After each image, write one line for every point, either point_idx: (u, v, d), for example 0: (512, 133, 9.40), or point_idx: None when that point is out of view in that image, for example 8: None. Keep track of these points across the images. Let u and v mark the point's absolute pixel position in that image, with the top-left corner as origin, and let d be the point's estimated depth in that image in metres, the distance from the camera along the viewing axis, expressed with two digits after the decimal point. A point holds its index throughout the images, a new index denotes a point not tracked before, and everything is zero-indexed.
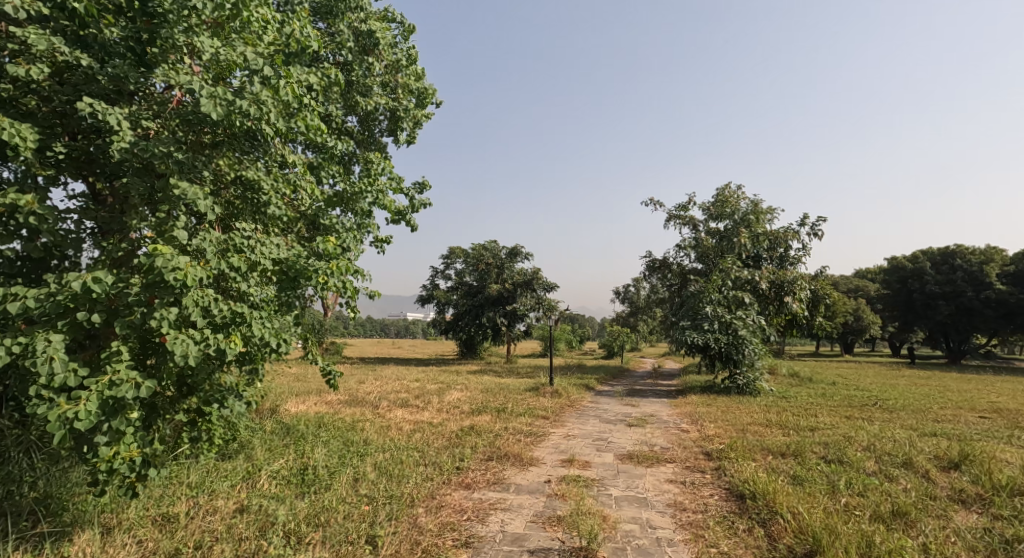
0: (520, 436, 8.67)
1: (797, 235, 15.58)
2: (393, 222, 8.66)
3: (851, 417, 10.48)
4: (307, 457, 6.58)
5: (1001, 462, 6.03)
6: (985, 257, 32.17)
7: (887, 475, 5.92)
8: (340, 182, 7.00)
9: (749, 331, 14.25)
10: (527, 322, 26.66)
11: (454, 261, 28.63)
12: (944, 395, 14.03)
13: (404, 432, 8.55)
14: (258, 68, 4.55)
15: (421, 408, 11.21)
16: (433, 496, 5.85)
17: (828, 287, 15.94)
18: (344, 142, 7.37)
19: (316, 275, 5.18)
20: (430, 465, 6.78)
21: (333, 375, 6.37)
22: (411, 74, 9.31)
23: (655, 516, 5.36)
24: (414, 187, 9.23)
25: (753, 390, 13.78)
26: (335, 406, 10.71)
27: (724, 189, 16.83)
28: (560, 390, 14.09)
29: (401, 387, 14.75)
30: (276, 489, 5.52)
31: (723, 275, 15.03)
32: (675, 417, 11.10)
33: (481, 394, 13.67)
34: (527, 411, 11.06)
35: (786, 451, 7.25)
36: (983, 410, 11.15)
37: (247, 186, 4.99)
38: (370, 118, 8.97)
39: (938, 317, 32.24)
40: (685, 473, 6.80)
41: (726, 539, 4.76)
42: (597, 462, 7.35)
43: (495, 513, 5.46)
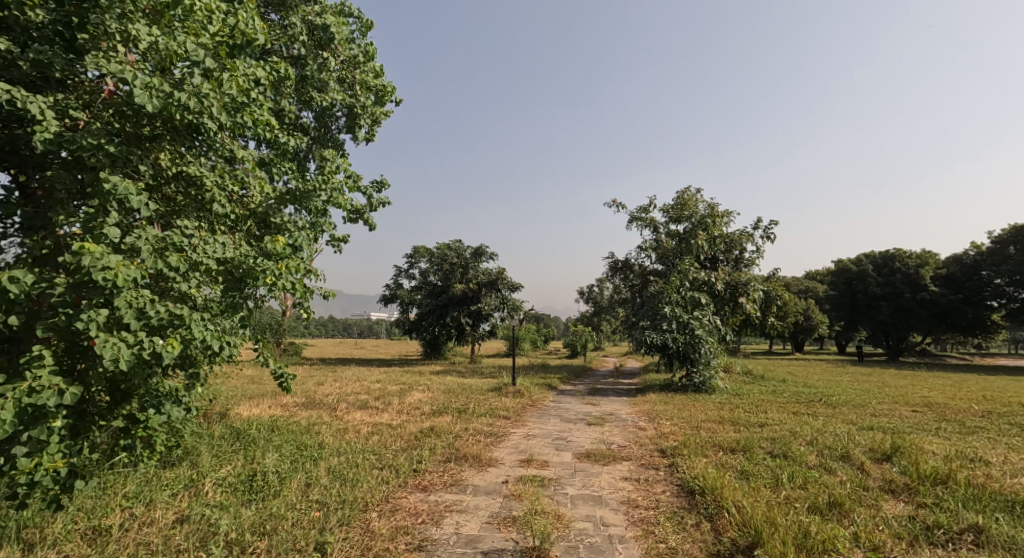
0: (480, 437, 8.66)
1: (751, 238, 16.15)
2: (351, 221, 8.48)
3: (798, 412, 10.95)
4: (257, 463, 6.36)
5: (928, 453, 6.42)
6: (921, 260, 34.23)
7: (827, 468, 6.22)
8: (293, 180, 6.77)
9: (705, 331, 14.65)
10: (491, 322, 26.68)
11: (418, 261, 28.32)
12: (883, 391, 14.83)
13: (362, 434, 8.40)
14: (199, 60, 4.35)
15: (381, 409, 11.01)
16: (387, 500, 5.75)
17: (779, 289, 16.60)
18: (298, 138, 7.14)
19: (264, 276, 4.99)
20: (386, 467, 6.68)
21: (286, 378, 6.21)
22: (369, 70, 9.10)
23: (608, 513, 5.45)
24: (372, 186, 9.09)
25: (708, 388, 14.23)
26: (292, 409, 10.42)
27: (682, 193, 17.23)
28: (522, 390, 14.14)
29: (361, 388, 14.47)
30: (219, 497, 5.31)
31: (682, 276, 15.40)
32: (633, 416, 11.32)
33: (444, 395, 13.59)
34: (488, 412, 11.03)
35: (735, 446, 7.52)
36: (914, 404, 11.89)
37: (189, 182, 4.87)
38: (326, 113, 8.72)
39: (879, 317, 34.18)
40: (640, 470, 6.94)
41: (675, 534, 4.89)
42: (555, 462, 7.40)
43: (450, 516, 5.42)
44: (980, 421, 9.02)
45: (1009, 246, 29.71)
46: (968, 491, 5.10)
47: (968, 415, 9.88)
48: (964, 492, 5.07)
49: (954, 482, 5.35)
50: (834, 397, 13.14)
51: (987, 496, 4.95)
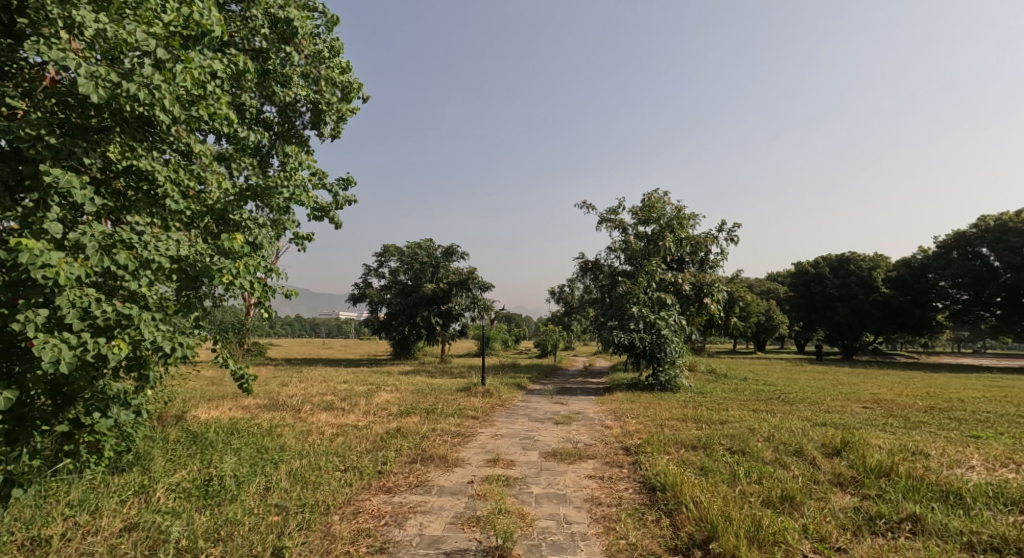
0: (447, 437, 8.62)
1: (716, 240, 16.59)
2: (315, 219, 8.31)
3: (758, 410, 11.27)
4: (214, 467, 6.17)
5: (874, 447, 6.72)
6: (873, 264, 35.87)
7: (781, 463, 6.44)
8: (253, 176, 6.55)
9: (671, 330, 14.93)
10: (461, 322, 26.56)
11: (388, 260, 28.00)
12: (837, 389, 15.39)
13: (325, 436, 8.25)
14: (150, 50, 4.17)
15: (347, 411, 10.82)
16: (350, 502, 5.66)
17: (742, 290, 17.10)
18: (260, 133, 6.93)
19: (221, 275, 4.83)
20: (349, 470, 6.57)
21: (247, 379, 6.07)
22: (335, 66, 8.97)
23: (571, 511, 5.50)
24: (338, 183, 8.93)
25: (674, 386, 14.55)
26: (253, 411, 10.15)
27: (650, 195, 17.56)
28: (491, 390, 14.14)
29: (327, 389, 14.23)
30: (172, 503, 5.13)
31: (649, 277, 15.67)
32: (600, 414, 11.49)
33: (413, 395, 13.47)
34: (457, 412, 11.01)
35: (697, 443, 7.70)
36: (866, 401, 12.42)
37: (141, 176, 4.69)
38: (289, 108, 8.49)
39: (835, 317, 35.58)
40: (604, 468, 7.04)
41: (635, 530, 4.97)
42: (521, 462, 7.42)
43: (413, 517, 5.38)
44: (922, 416, 9.53)
45: (952, 251, 31.31)
46: (908, 483, 5.36)
47: (912, 411, 10.40)
48: (906, 484, 5.33)
49: (897, 474, 5.60)
50: (792, 395, 13.58)
51: (926, 487, 5.21)
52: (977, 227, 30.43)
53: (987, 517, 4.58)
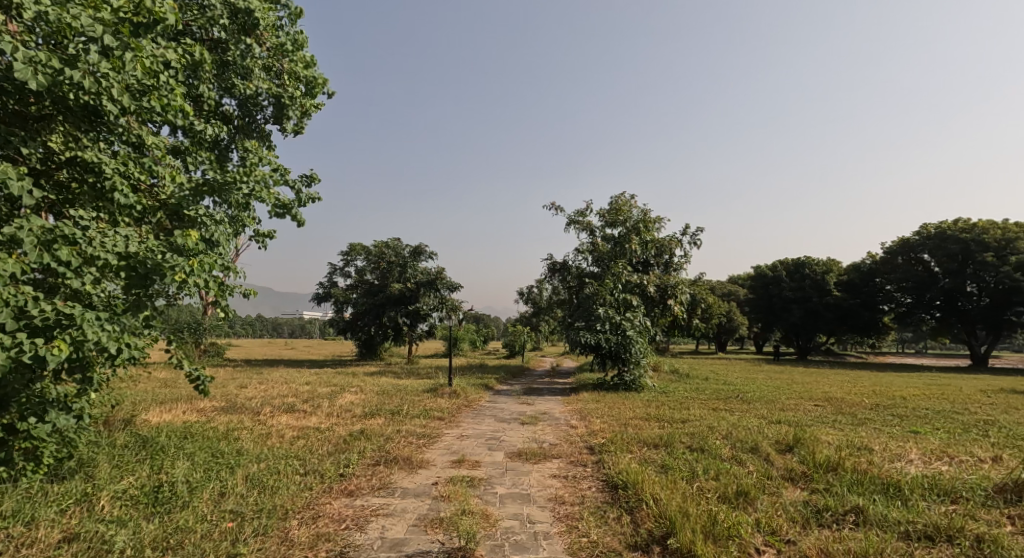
0: (412, 439, 8.54)
1: (680, 243, 16.98)
2: (277, 216, 8.10)
3: (717, 409, 11.59)
4: (164, 473, 5.93)
5: (823, 443, 7.02)
6: (827, 267, 37.41)
7: (738, 460, 6.64)
8: (210, 170, 6.30)
9: (636, 331, 15.19)
10: (429, 323, 26.35)
11: (354, 259, 27.49)
12: (791, 388, 16.00)
13: (285, 439, 8.04)
14: (96, 36, 3.98)
15: (309, 413, 10.58)
16: (311, 506, 5.55)
17: (704, 292, 17.57)
18: (219, 126, 6.69)
19: (174, 273, 4.64)
20: (310, 473, 6.43)
21: (202, 381, 5.87)
22: (299, 60, 8.74)
23: (534, 511, 5.54)
24: (301, 180, 8.73)
25: (638, 386, 14.84)
26: (209, 414, 9.79)
27: (617, 198, 17.81)
28: (458, 390, 14.09)
29: (289, 390, 13.90)
30: (117, 511, 4.90)
31: (615, 278, 15.88)
32: (566, 414, 11.59)
33: (378, 396, 13.29)
34: (423, 413, 10.93)
35: (659, 442, 7.86)
36: (818, 399, 12.94)
37: (86, 168, 4.48)
38: (250, 102, 8.22)
39: (791, 319, 36.89)
40: (569, 467, 7.11)
41: (596, 528, 5.04)
42: (486, 462, 7.42)
43: (375, 520, 5.30)
44: (869, 413, 10.00)
45: (898, 256, 32.94)
46: (853, 476, 5.62)
47: (859, 408, 10.91)
48: (850, 477, 5.58)
49: (843, 469, 5.86)
50: (750, 394, 14.03)
51: (869, 480, 5.47)
52: (920, 234, 32.14)
53: (922, 507, 4.84)
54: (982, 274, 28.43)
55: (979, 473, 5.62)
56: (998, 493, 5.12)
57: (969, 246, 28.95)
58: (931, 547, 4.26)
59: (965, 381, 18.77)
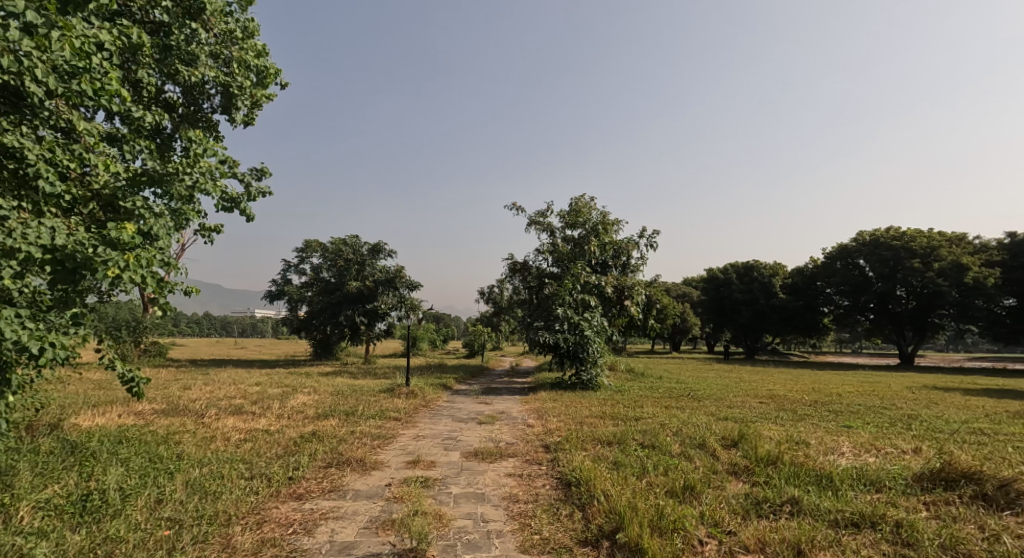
0: (366, 440, 8.37)
1: (637, 246, 17.36)
2: (224, 210, 7.77)
3: (669, 406, 11.91)
4: (95, 480, 5.58)
5: (765, 438, 7.32)
6: (774, 271, 39.10)
7: (686, 455, 6.84)
8: (150, 160, 5.96)
9: (594, 331, 15.40)
10: (387, 322, 25.92)
11: (310, 255, 26.75)
12: (739, 386, 16.62)
13: (231, 442, 7.72)
14: (18, 12, 3.73)
15: (258, 414, 10.20)
16: (256, 511, 5.35)
17: (660, 293, 18.02)
18: (161, 114, 6.34)
19: (106, 268, 4.33)
20: (256, 477, 6.20)
21: (138, 383, 5.57)
22: (249, 48, 8.40)
23: (489, 509, 5.54)
24: (251, 173, 8.41)
25: (595, 385, 15.09)
26: (148, 417, 9.29)
27: (577, 200, 18.01)
28: (416, 390, 13.93)
29: (237, 391, 13.39)
30: (39, 523, 4.58)
31: (574, 279, 16.06)
32: (523, 413, 11.62)
33: (333, 396, 12.98)
34: (379, 413, 10.73)
35: (613, 439, 8.01)
36: (763, 396, 13.50)
37: (6, 153, 4.22)
38: (196, 89, 7.81)
39: (741, 319, 38.34)
40: (524, 466, 7.15)
41: (549, 525, 5.08)
42: (442, 462, 7.36)
43: (324, 523, 5.17)
44: (809, 409, 10.51)
45: (836, 262, 34.68)
46: (790, 469, 5.88)
47: (800, 404, 11.47)
48: (788, 470, 5.84)
49: (781, 462, 6.12)
50: (700, 392, 14.47)
51: (804, 472, 5.75)
52: (857, 240, 34.00)
53: (851, 496, 5.12)
54: (909, 279, 30.41)
55: (901, 463, 6.02)
56: (916, 482, 5.49)
57: (899, 252, 30.91)
58: (856, 533, 4.52)
59: (895, 379, 20.03)
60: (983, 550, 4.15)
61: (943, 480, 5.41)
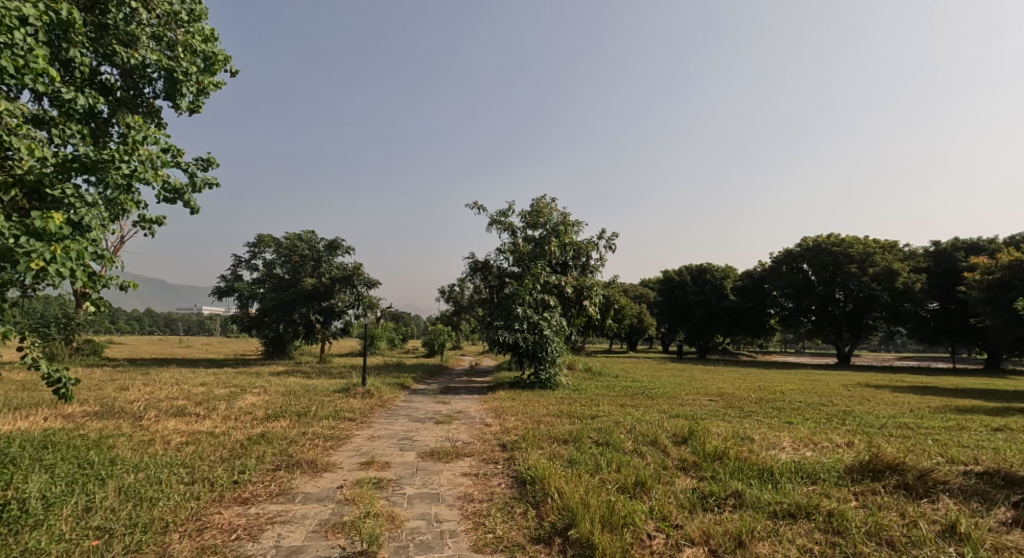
0: (318, 441, 8.14)
1: (596, 247, 17.61)
2: (166, 201, 7.38)
3: (624, 405, 12.12)
4: (14, 489, 5.19)
5: (713, 434, 7.54)
6: (725, 273, 40.54)
7: (638, 452, 6.98)
8: (83, 146, 5.59)
9: (553, 330, 15.50)
10: (344, 320, 25.32)
11: (262, 251, 25.82)
12: (690, 384, 17.13)
13: (171, 446, 7.34)
14: None
15: (202, 417, 9.73)
16: (196, 518, 5.10)
17: (617, 294, 18.34)
18: (95, 97, 5.95)
19: (27, 262, 4.06)
20: (197, 482, 5.91)
21: (65, 384, 5.22)
22: (196, 32, 8.02)
23: (443, 509, 5.48)
24: (197, 163, 8.02)
25: (552, 384, 15.22)
26: (79, 420, 8.69)
27: (539, 200, 18.08)
28: (371, 390, 13.64)
29: (179, 393, 12.70)
30: None
31: (534, 279, 16.10)
32: (480, 413, 11.56)
33: (283, 397, 12.54)
34: (332, 414, 10.44)
35: (568, 437, 8.07)
36: (712, 395, 13.93)
37: None
38: (136, 72, 7.35)
39: (694, 320, 39.50)
40: (480, 465, 7.11)
41: (503, 523, 5.08)
42: (397, 463, 7.24)
43: (271, 528, 4.98)
44: (755, 406, 10.92)
45: (783, 266, 36.00)
46: (735, 464, 6.09)
47: (747, 402, 11.92)
48: (733, 465, 6.05)
49: (727, 457, 6.33)
50: (654, 391, 14.80)
51: (747, 466, 5.96)
52: (801, 245, 35.54)
53: (789, 489, 5.35)
54: (848, 283, 32.15)
55: (835, 456, 6.34)
56: (847, 473, 5.78)
57: (839, 258, 32.59)
58: (793, 523, 4.71)
59: (833, 377, 21.14)
60: (903, 536, 4.41)
61: (871, 471, 5.72)
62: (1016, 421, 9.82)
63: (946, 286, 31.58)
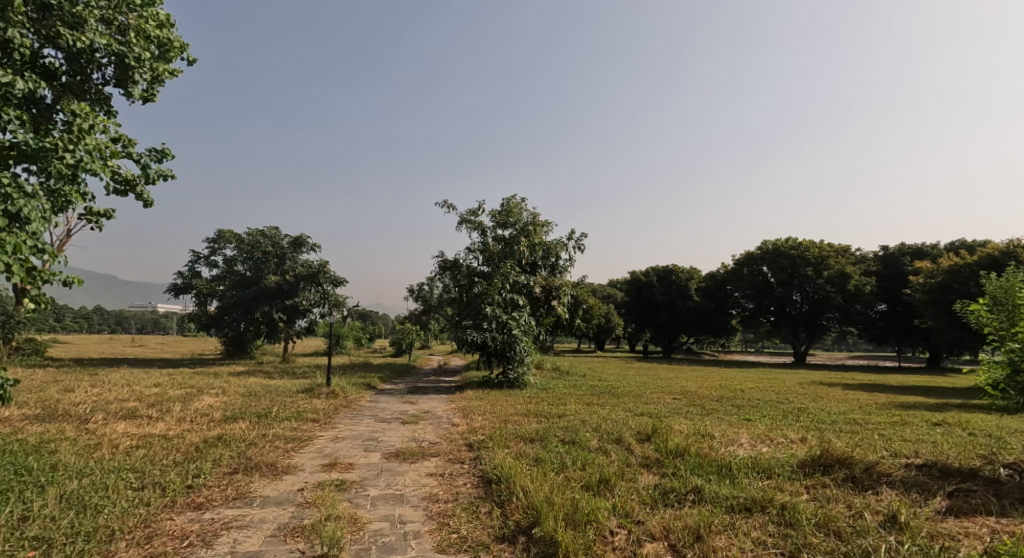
0: (279, 443, 7.91)
1: (565, 247, 17.72)
2: (117, 193, 7.05)
3: (591, 403, 12.23)
4: None
5: (675, 432, 7.69)
6: (690, 274, 41.45)
7: (603, 450, 7.06)
8: (22, 133, 5.28)
9: (521, 330, 15.50)
10: (309, 319, 24.69)
11: (223, 247, 25.01)
12: (656, 383, 17.43)
13: (120, 450, 7.01)
14: None
15: (155, 419, 9.33)
16: (145, 524, 4.89)
17: (586, 293, 18.51)
18: (36, 81, 5.62)
19: None
20: (147, 487, 5.66)
21: (3, 385, 4.92)
22: (150, 17, 7.70)
23: (407, 510, 5.40)
24: (151, 154, 7.69)
25: (521, 383, 15.29)
26: (19, 424, 8.22)
27: (508, 200, 18.08)
28: (336, 390, 13.38)
29: (130, 394, 12.15)
30: None
31: (504, 278, 16.08)
32: (448, 412, 11.48)
33: (242, 398, 12.16)
34: (295, 415, 10.18)
35: (535, 436, 8.09)
36: (676, 393, 14.22)
37: None
38: (83, 57, 7.01)
39: (659, 320, 40.23)
40: (446, 465, 7.04)
41: (467, 523, 5.04)
42: (361, 464, 7.10)
43: (226, 534, 4.82)
44: (716, 405, 11.19)
45: (745, 269, 37.01)
46: (695, 460, 6.22)
47: (708, 400, 12.24)
48: (693, 461, 6.18)
49: (688, 453, 6.46)
50: (620, 390, 14.99)
51: (707, 463, 6.10)
52: (761, 248, 36.67)
53: (745, 484, 5.49)
54: (804, 285, 33.31)
55: (789, 451, 6.55)
56: (800, 467, 5.98)
57: (796, 261, 33.76)
58: (748, 517, 4.84)
59: (789, 375, 21.92)
60: (849, 526, 4.58)
61: (821, 465, 5.93)
62: (955, 416, 10.35)
63: (893, 289, 33.15)
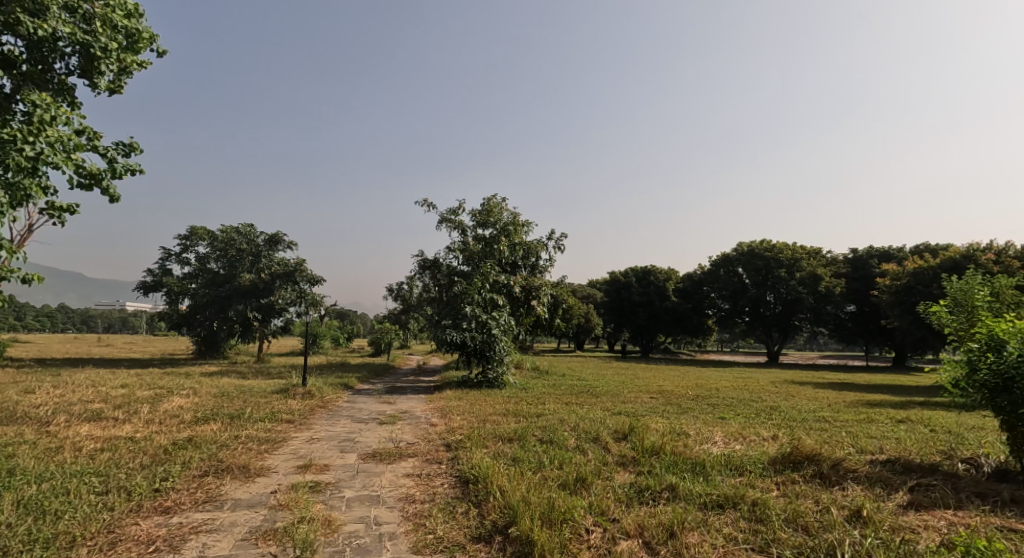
0: (251, 445, 7.74)
1: (545, 247, 17.75)
2: (82, 187, 6.82)
3: (569, 403, 12.27)
4: None
5: (652, 431, 7.75)
6: (668, 275, 41.94)
7: (580, 449, 7.08)
8: None
9: (501, 330, 15.48)
10: (284, 318, 24.38)
11: (195, 244, 24.39)
12: (634, 382, 17.59)
13: (83, 453, 6.78)
14: None
15: (121, 421, 9.05)
16: (109, 530, 4.73)
17: (566, 293, 18.57)
18: None
19: None
20: (111, 491, 5.48)
21: None
22: (118, 6, 7.46)
23: (383, 512, 5.34)
24: (118, 148, 7.46)
25: (500, 383, 15.32)
26: None
27: (489, 200, 18.00)
28: (312, 390, 13.18)
29: (96, 395, 11.78)
30: None
31: (484, 278, 16.03)
32: (426, 413, 11.39)
33: (214, 399, 11.88)
34: (269, 416, 9.99)
35: (513, 436, 8.07)
36: (653, 392, 14.36)
37: None
38: (45, 46, 6.75)
39: (637, 320, 40.61)
40: (423, 465, 6.98)
41: (443, 524, 5.00)
42: (336, 465, 6.99)
43: (195, 538, 4.69)
44: (693, 403, 11.33)
45: (720, 270, 37.62)
46: (670, 458, 6.28)
47: (684, 399, 12.39)
48: (668, 460, 6.23)
49: (663, 452, 6.52)
50: (598, 389, 15.08)
51: (681, 461, 6.17)
52: (736, 250, 37.31)
53: (718, 481, 5.57)
54: (777, 287, 34.00)
55: (762, 449, 6.66)
56: (771, 465, 6.09)
57: (770, 263, 34.44)
58: (721, 513, 4.91)
59: (763, 374, 22.34)
60: (817, 521, 4.67)
61: (792, 462, 6.04)
62: (920, 413, 10.67)
63: (861, 290, 34.08)
